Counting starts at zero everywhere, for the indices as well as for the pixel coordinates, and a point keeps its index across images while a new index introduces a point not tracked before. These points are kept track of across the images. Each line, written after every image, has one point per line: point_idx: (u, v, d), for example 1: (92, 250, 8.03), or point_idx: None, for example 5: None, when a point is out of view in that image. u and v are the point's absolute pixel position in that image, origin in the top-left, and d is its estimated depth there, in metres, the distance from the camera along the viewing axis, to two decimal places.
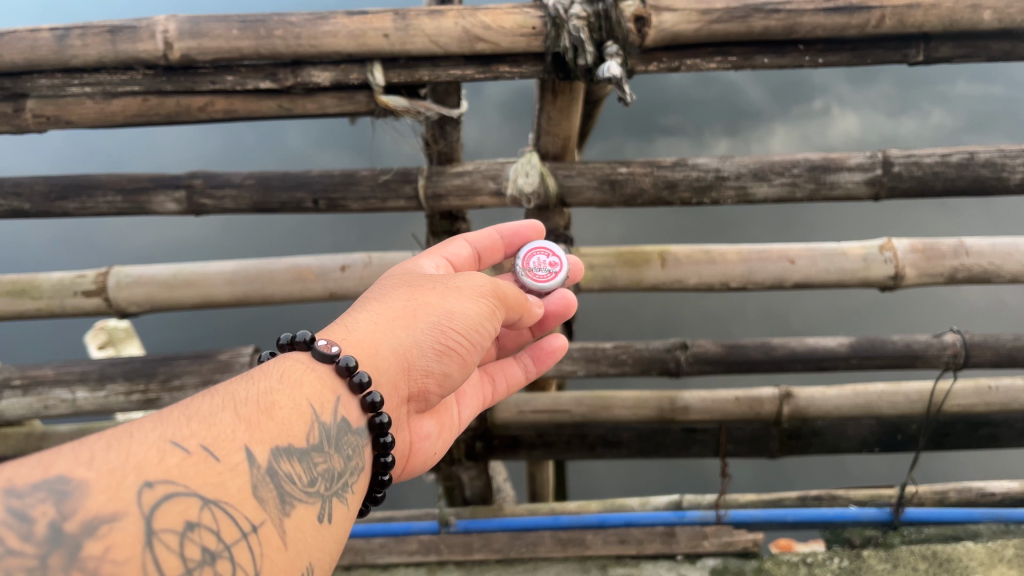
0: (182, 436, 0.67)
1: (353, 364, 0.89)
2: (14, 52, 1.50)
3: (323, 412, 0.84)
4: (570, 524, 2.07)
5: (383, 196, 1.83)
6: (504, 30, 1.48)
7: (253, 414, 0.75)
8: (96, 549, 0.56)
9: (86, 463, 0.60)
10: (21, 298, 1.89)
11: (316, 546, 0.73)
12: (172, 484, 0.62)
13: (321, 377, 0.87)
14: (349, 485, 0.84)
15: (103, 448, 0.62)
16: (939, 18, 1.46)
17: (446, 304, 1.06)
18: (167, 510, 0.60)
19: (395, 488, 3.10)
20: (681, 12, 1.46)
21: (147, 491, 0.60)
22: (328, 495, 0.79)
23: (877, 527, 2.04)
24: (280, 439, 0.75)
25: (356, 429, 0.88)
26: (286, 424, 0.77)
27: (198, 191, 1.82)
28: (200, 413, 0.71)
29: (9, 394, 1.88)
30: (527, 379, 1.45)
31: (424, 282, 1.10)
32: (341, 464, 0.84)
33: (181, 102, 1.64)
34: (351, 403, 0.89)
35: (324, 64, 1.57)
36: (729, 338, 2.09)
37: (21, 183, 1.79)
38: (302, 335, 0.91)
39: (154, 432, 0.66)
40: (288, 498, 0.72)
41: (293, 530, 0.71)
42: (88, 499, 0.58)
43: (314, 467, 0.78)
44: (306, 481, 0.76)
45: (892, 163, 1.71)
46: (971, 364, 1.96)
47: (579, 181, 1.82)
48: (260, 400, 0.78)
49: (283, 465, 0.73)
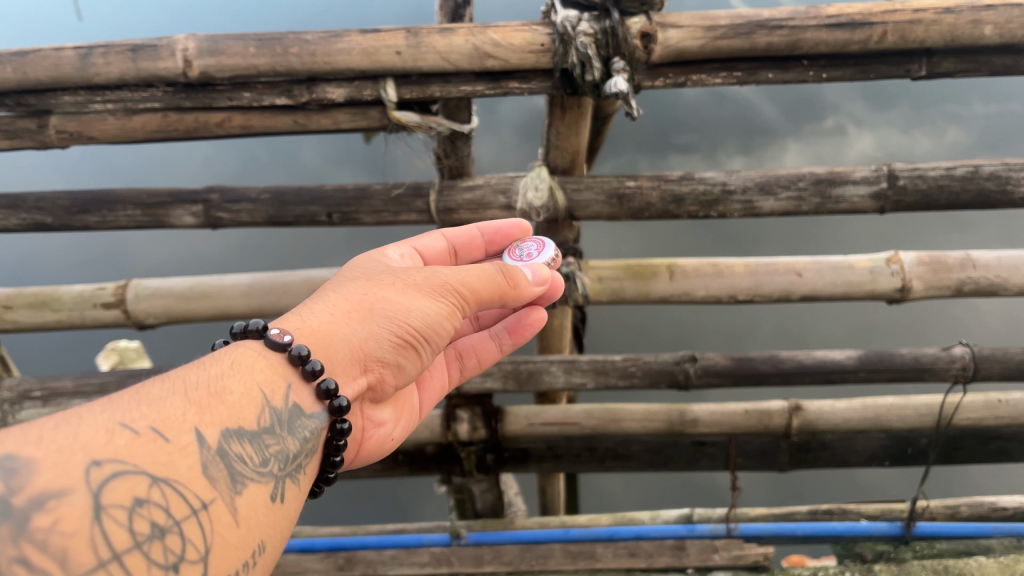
0: (130, 418, 0.70)
1: (305, 353, 0.92)
2: (40, 69, 1.55)
3: (274, 397, 0.87)
4: (581, 538, 2.06)
5: (396, 210, 1.87)
6: (513, 46, 1.52)
7: (203, 398, 0.78)
8: (45, 522, 0.58)
9: (33, 443, 0.63)
10: (42, 310, 1.94)
11: (266, 524, 0.77)
12: (121, 463, 0.64)
13: (272, 365, 0.90)
14: (302, 467, 0.88)
15: (52, 428, 0.65)
16: (940, 33, 1.48)
17: (405, 301, 1.08)
18: (116, 486, 0.63)
19: (406, 500, 3.12)
20: (686, 28, 1.49)
21: (96, 469, 0.63)
22: (280, 477, 0.82)
23: (888, 542, 2.06)
24: (229, 422, 0.78)
25: (310, 414, 0.91)
26: (235, 408, 0.80)
27: (215, 205, 1.86)
28: (149, 396, 0.74)
29: (30, 405, 1.92)
30: (501, 354, 1.48)
31: (384, 277, 1.12)
32: (296, 446, 0.87)
33: (199, 118, 1.69)
34: (304, 390, 0.92)
35: (338, 80, 1.61)
36: (738, 351, 2.11)
37: (43, 198, 1.83)
38: (255, 324, 0.93)
39: (102, 414, 0.69)
40: (238, 478, 0.75)
41: (242, 507, 0.74)
42: (36, 475, 0.60)
43: (264, 449, 0.81)
44: (257, 462, 0.79)
45: (898, 176, 1.73)
46: (980, 377, 1.97)
47: (587, 195, 1.85)
48: (210, 385, 0.81)
49: (234, 447, 0.76)
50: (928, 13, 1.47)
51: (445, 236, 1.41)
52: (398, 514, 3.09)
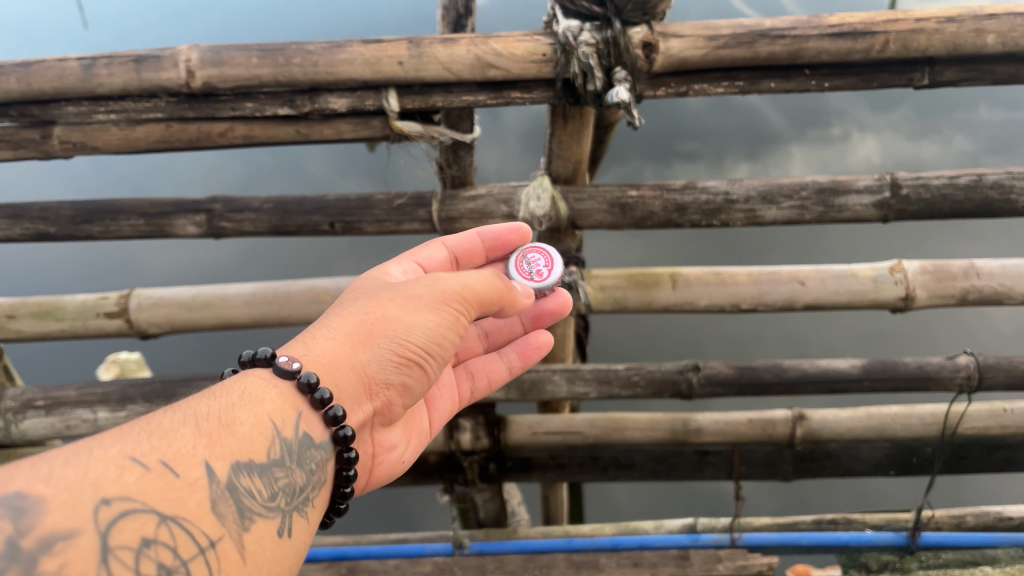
0: (141, 452, 0.70)
1: (313, 381, 0.92)
2: (43, 80, 1.56)
3: (284, 428, 0.86)
4: (583, 546, 2.11)
5: (398, 220, 1.87)
6: (515, 56, 1.52)
7: (213, 430, 0.78)
8: (52, 565, 0.58)
9: (43, 480, 0.63)
10: (45, 319, 1.94)
11: (275, 560, 0.77)
12: (130, 501, 0.64)
13: (282, 394, 0.90)
14: (310, 500, 0.88)
15: (61, 465, 0.65)
16: (943, 42, 1.48)
17: (403, 317, 1.07)
18: (124, 526, 0.63)
19: (409, 510, 3.12)
20: (688, 38, 1.50)
21: (104, 508, 0.63)
22: (289, 510, 0.82)
23: (894, 552, 2.04)
24: (239, 455, 0.77)
25: (319, 445, 0.91)
26: (246, 440, 0.80)
27: (218, 214, 1.86)
28: (161, 429, 0.74)
29: (32, 414, 1.92)
30: (510, 375, 1.49)
31: (383, 293, 1.11)
32: (304, 479, 0.87)
33: (202, 128, 1.69)
34: (314, 419, 0.92)
35: (341, 91, 1.62)
36: (741, 360, 2.10)
37: (47, 207, 1.84)
38: (264, 352, 0.94)
39: (112, 449, 0.69)
40: (247, 513, 0.75)
41: (251, 545, 0.74)
42: (45, 516, 0.60)
43: (275, 482, 0.81)
44: (266, 496, 0.79)
45: (901, 185, 1.73)
46: (985, 386, 1.96)
47: (589, 205, 1.85)
48: (220, 416, 0.80)
49: (243, 481, 0.76)
50: (929, 22, 1.47)
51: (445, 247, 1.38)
52: (401, 525, 3.08)
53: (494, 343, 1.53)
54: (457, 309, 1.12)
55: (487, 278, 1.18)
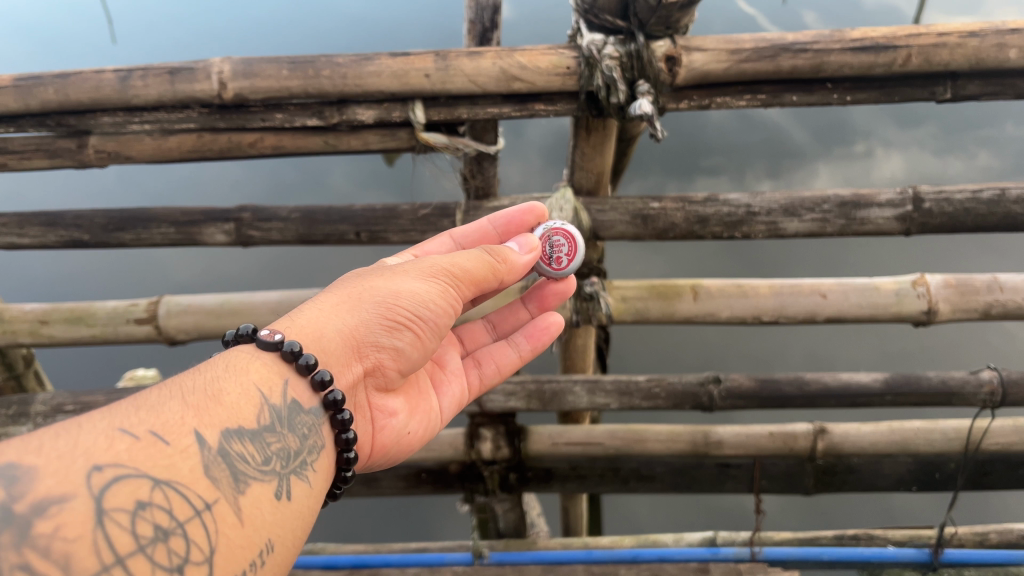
0: (130, 424, 0.70)
1: (297, 349, 0.93)
2: (81, 91, 1.60)
3: (271, 395, 0.88)
4: (603, 558, 2.08)
5: (423, 229, 1.90)
6: (540, 69, 1.55)
7: (201, 401, 0.79)
8: (46, 527, 0.58)
9: (33, 451, 0.63)
10: (77, 325, 1.99)
11: (275, 522, 0.78)
12: (121, 467, 0.65)
13: (267, 364, 0.91)
14: (309, 464, 0.89)
15: (51, 438, 0.66)
16: (965, 56, 1.49)
17: (393, 285, 1.09)
18: (117, 490, 0.64)
19: (429, 519, 3.13)
20: (711, 52, 1.51)
21: (97, 474, 0.64)
22: (286, 473, 0.83)
23: (916, 569, 2.03)
24: (229, 422, 0.79)
25: (309, 410, 0.92)
26: (235, 409, 0.81)
27: (246, 223, 1.90)
28: (149, 401, 0.75)
29: (62, 418, 1.96)
30: (522, 361, 1.46)
31: (375, 273, 1.15)
32: (298, 444, 0.88)
33: (232, 139, 1.73)
34: (300, 384, 0.93)
35: (369, 102, 1.65)
36: (763, 373, 2.10)
37: (81, 215, 1.88)
38: (245, 328, 0.95)
39: (102, 421, 0.70)
40: (242, 477, 0.76)
41: (248, 507, 0.75)
42: (37, 482, 0.61)
43: (267, 447, 0.83)
44: (260, 460, 0.80)
45: (923, 199, 1.73)
46: (1009, 402, 1.94)
47: (612, 216, 1.87)
48: (207, 388, 0.82)
49: (235, 447, 0.77)
50: (952, 37, 1.48)
51: (452, 240, 1.43)
52: (420, 534, 3.09)
53: (504, 333, 1.53)
54: (450, 276, 1.13)
55: (480, 256, 1.18)
